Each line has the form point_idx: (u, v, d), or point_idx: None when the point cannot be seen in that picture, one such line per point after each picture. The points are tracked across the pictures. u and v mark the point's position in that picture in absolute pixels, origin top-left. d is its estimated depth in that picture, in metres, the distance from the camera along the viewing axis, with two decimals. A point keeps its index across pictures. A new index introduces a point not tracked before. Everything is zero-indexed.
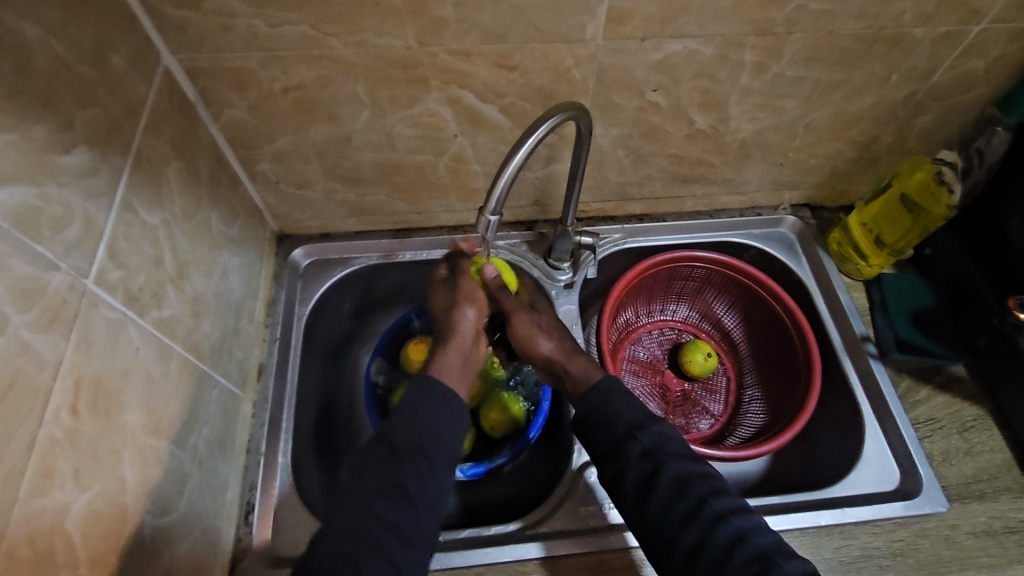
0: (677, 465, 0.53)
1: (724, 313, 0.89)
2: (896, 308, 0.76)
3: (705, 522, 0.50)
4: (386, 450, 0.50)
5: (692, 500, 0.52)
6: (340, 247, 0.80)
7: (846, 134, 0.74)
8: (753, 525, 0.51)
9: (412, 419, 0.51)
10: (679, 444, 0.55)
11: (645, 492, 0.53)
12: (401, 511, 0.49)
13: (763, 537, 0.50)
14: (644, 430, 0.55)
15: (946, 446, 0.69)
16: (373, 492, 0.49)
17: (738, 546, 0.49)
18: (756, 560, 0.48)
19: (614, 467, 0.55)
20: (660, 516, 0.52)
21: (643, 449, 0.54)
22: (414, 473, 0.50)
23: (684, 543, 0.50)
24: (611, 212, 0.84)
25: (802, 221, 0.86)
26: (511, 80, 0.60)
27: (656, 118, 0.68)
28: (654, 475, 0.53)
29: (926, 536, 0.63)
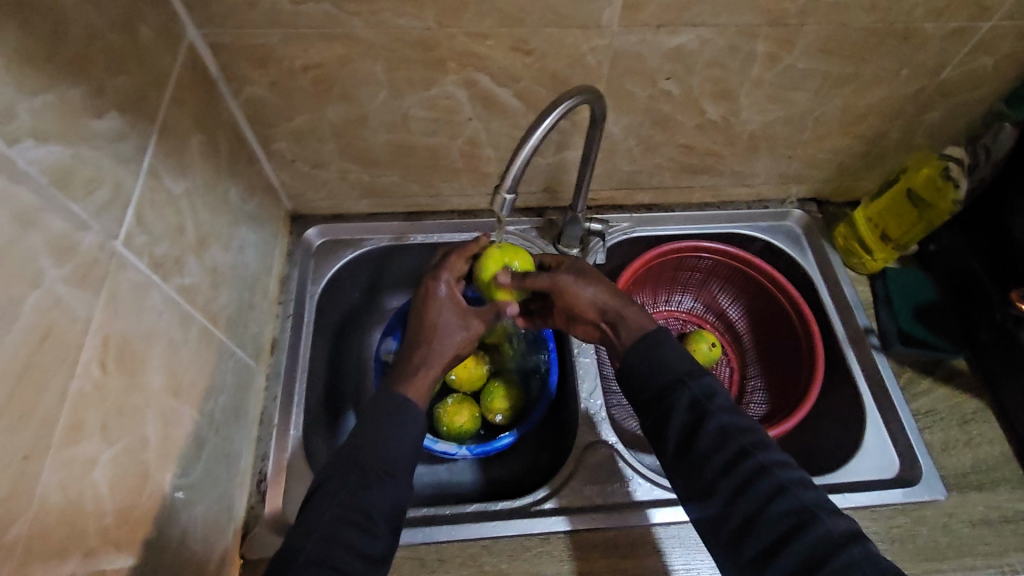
0: (722, 417, 0.53)
1: (728, 305, 0.90)
2: (900, 301, 0.78)
3: (746, 472, 0.50)
4: (352, 474, 0.49)
5: (734, 447, 0.52)
6: (353, 229, 0.81)
7: (855, 128, 0.75)
8: (795, 480, 0.50)
9: (375, 433, 0.52)
10: (725, 399, 0.55)
11: (689, 437, 0.54)
12: (368, 536, 0.47)
13: (807, 493, 0.49)
14: (694, 378, 0.56)
15: (946, 437, 0.70)
16: (340, 518, 0.47)
17: (777, 499, 0.49)
18: (796, 512, 0.48)
19: (658, 409, 0.56)
20: (701, 462, 0.52)
21: (690, 399, 0.55)
22: (384, 489, 0.50)
23: (723, 489, 0.51)
24: (620, 201, 0.86)
25: (809, 215, 0.87)
26: (527, 64, 0.61)
27: (667, 107, 0.69)
28: (700, 423, 0.53)
29: (924, 523, 0.64)
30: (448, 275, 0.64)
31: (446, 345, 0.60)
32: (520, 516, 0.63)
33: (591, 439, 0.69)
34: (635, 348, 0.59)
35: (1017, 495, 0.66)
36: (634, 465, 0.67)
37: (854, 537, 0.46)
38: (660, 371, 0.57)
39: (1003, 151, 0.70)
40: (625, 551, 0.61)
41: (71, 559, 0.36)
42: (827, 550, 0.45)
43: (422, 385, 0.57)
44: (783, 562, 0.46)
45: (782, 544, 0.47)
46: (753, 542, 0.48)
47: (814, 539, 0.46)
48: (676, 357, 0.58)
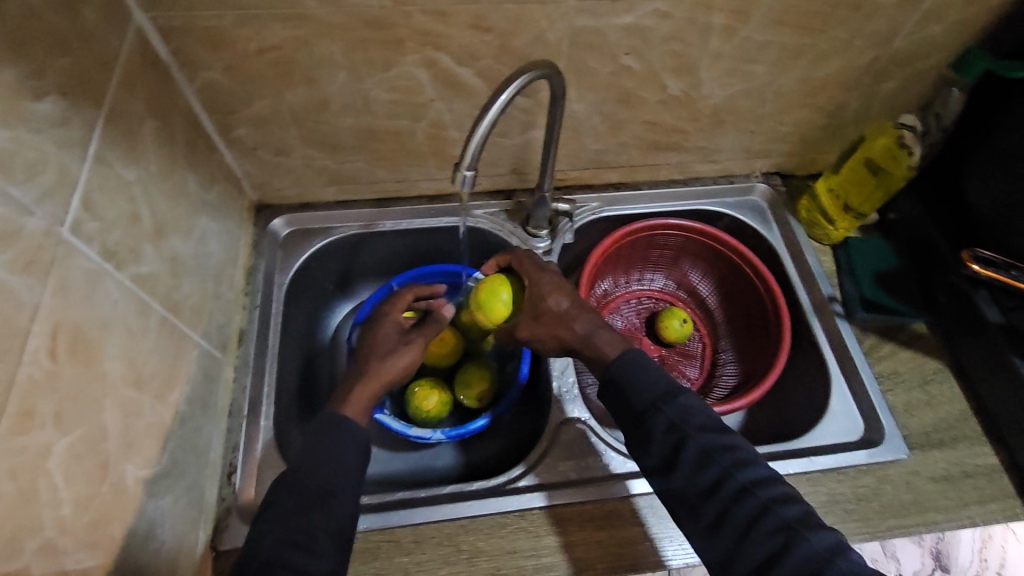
0: (701, 439, 0.54)
1: (699, 282, 0.92)
2: (861, 268, 0.79)
3: (729, 494, 0.51)
4: (293, 496, 0.50)
5: (716, 471, 0.52)
6: (320, 217, 0.81)
7: (813, 100, 0.76)
8: (779, 498, 0.51)
9: (318, 459, 0.52)
10: (702, 418, 0.55)
11: (670, 462, 0.54)
12: (314, 556, 0.47)
13: (788, 509, 0.50)
14: (668, 402, 0.56)
15: (908, 398, 0.72)
16: (283, 541, 0.47)
17: (761, 518, 0.50)
18: (782, 530, 0.49)
19: (639, 435, 0.56)
20: (685, 486, 0.53)
21: (667, 423, 0.55)
22: (326, 511, 0.49)
23: (709, 512, 0.52)
24: (589, 181, 0.86)
25: (773, 188, 0.88)
26: (486, 41, 0.61)
27: (629, 83, 0.69)
28: (679, 447, 0.54)
29: (888, 481, 0.66)
30: (396, 306, 0.69)
31: (391, 362, 0.62)
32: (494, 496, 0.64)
33: (563, 417, 0.70)
34: (613, 367, 0.60)
35: (975, 451, 0.68)
36: (606, 439, 0.68)
37: (837, 551, 0.47)
38: (638, 389, 0.58)
39: (951, 117, 0.73)
40: (599, 523, 0.62)
41: (25, 551, 0.35)
42: (815, 567, 0.46)
43: (360, 400, 0.59)
44: None
45: (772, 562, 0.48)
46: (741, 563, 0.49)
47: (799, 560, 0.47)
48: (653, 378, 0.58)
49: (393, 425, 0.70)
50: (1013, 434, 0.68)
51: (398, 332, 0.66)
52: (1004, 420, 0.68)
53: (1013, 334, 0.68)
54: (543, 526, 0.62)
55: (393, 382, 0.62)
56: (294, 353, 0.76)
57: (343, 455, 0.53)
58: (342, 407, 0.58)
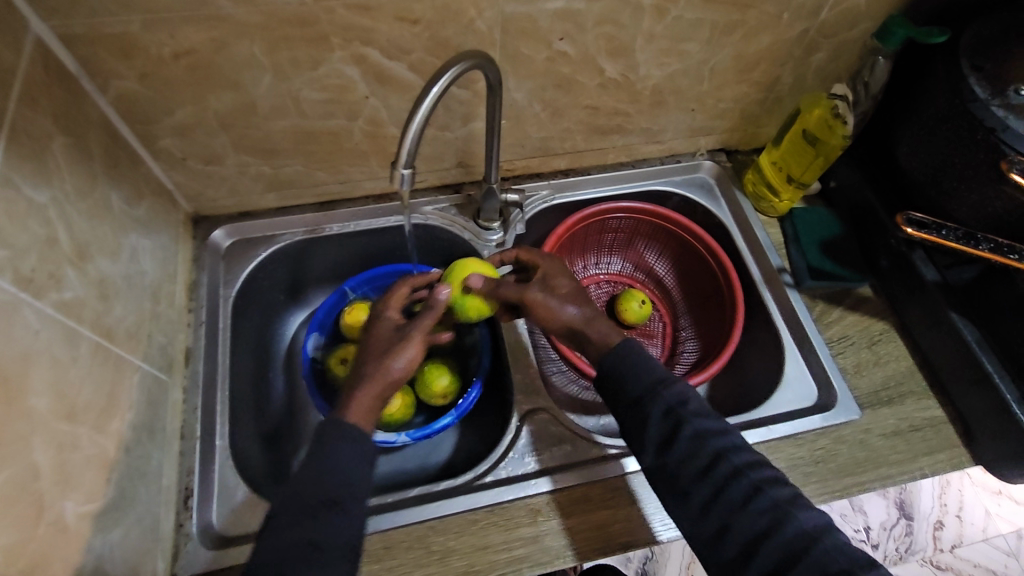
0: (697, 424, 0.55)
1: (655, 262, 0.92)
2: (807, 237, 0.81)
3: (723, 475, 0.53)
4: (296, 506, 0.48)
5: (708, 454, 0.54)
6: (262, 226, 0.78)
7: (749, 76, 0.77)
8: (769, 478, 0.53)
9: (323, 469, 0.50)
10: (697, 404, 0.57)
11: (665, 446, 0.55)
12: (322, 564, 0.46)
13: (779, 488, 0.52)
14: (666, 387, 0.57)
15: (857, 359, 0.74)
16: (289, 554, 0.46)
17: (754, 498, 0.51)
18: (769, 509, 0.51)
19: (635, 420, 0.57)
20: (682, 468, 0.54)
21: (666, 409, 0.56)
22: (331, 523, 0.48)
23: (700, 495, 0.53)
24: (537, 169, 0.85)
25: (718, 165, 0.90)
26: (415, 34, 0.59)
27: (566, 68, 0.68)
28: (676, 431, 0.55)
29: (843, 441, 0.68)
30: (394, 303, 0.64)
31: (393, 361, 0.58)
32: (463, 492, 0.63)
33: (527, 408, 0.70)
34: (608, 357, 0.60)
35: (922, 405, 0.71)
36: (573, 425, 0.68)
37: (827, 530, 0.50)
38: (640, 371, 0.58)
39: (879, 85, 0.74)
40: (569, 510, 0.62)
41: None
42: (806, 543, 0.49)
43: (365, 406, 0.55)
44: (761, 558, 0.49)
45: (760, 540, 0.50)
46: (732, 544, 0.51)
47: (787, 538, 0.49)
48: (648, 365, 0.59)
49: None
50: (955, 387, 0.70)
51: (397, 329, 0.61)
52: (948, 374, 0.71)
53: (951, 291, 0.71)
54: (512, 520, 0.62)
55: (395, 383, 0.58)
56: (246, 367, 0.73)
57: (361, 467, 0.52)
58: (347, 414, 0.54)
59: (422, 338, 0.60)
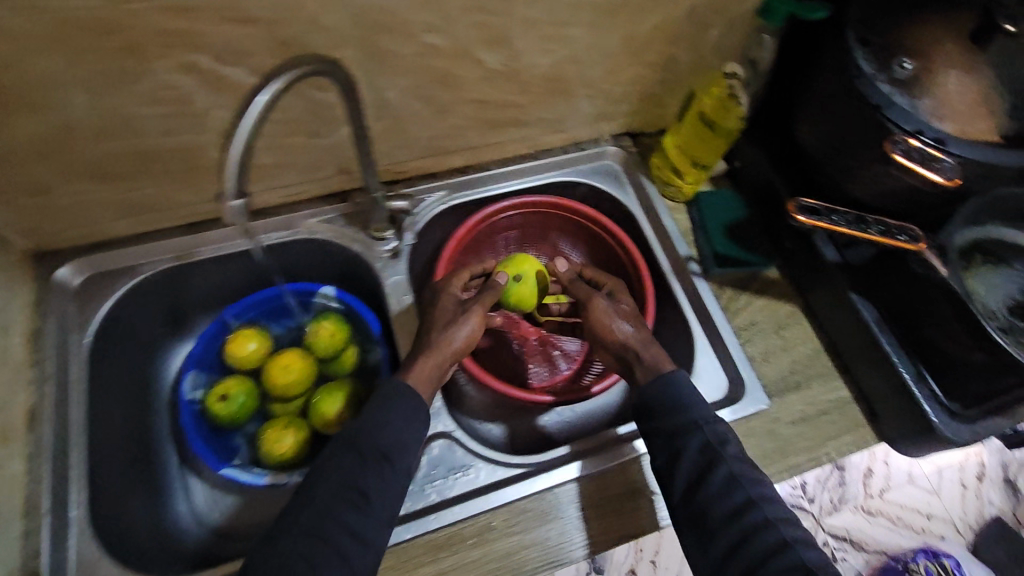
0: (733, 465, 0.56)
1: (570, 250, 0.87)
2: (713, 223, 0.79)
3: (751, 523, 0.53)
4: (348, 454, 0.53)
5: (742, 497, 0.54)
6: (120, 256, 0.69)
7: (643, 57, 0.72)
8: (800, 538, 0.53)
9: (379, 430, 0.55)
10: (736, 448, 0.58)
11: (698, 481, 0.56)
12: (362, 513, 0.51)
13: (809, 551, 0.51)
14: (709, 424, 0.58)
15: (765, 346, 0.74)
16: (335, 494, 0.51)
17: (781, 552, 0.51)
18: (795, 569, 0.50)
19: (671, 450, 0.58)
20: (710, 504, 0.55)
21: (704, 444, 0.57)
22: (380, 476, 0.53)
23: (725, 538, 0.53)
24: (432, 168, 0.79)
25: (624, 149, 0.86)
26: (250, 35, 0.51)
27: (441, 62, 0.62)
28: (710, 468, 0.56)
29: (752, 434, 0.68)
30: (458, 281, 0.71)
31: (451, 334, 0.64)
32: None
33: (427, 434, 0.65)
34: (657, 382, 0.61)
35: (828, 387, 0.72)
36: (478, 448, 0.65)
37: None
38: (686, 405, 0.60)
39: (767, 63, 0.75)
40: (472, 541, 0.59)
41: None
42: None
43: (426, 374, 0.61)
44: None
45: None
46: None
47: None
48: (693, 401, 0.60)
49: (242, 478, 0.66)
50: (857, 364, 0.71)
51: (456, 306, 0.68)
52: (852, 354, 0.71)
53: (851, 271, 0.71)
54: (410, 562, 0.58)
55: (449, 359, 0.64)
56: (116, 418, 0.67)
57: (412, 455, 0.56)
58: (407, 376, 0.61)
59: (478, 318, 0.66)
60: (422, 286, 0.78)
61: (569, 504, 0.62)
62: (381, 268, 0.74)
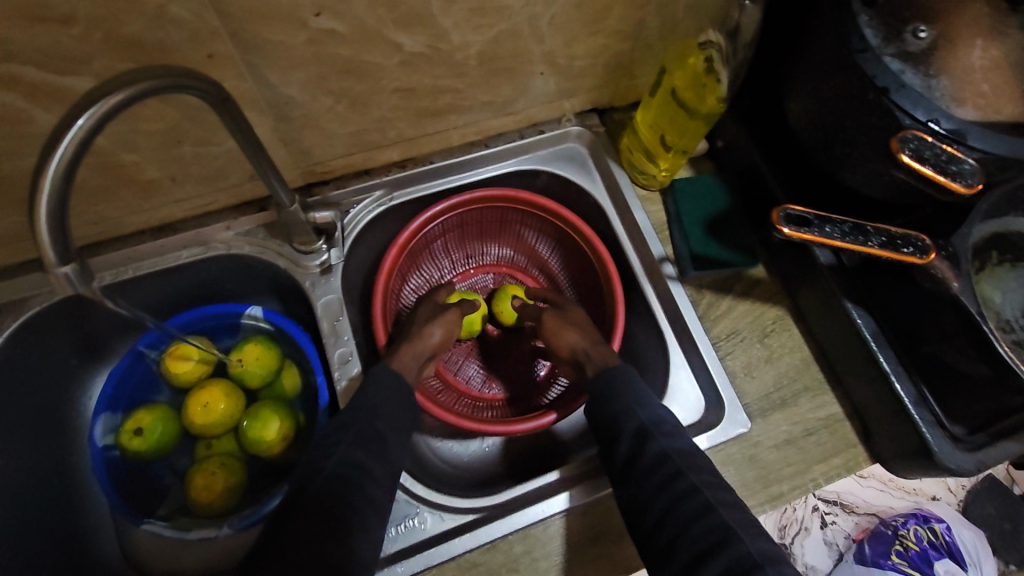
0: (666, 442, 0.52)
1: (535, 244, 0.78)
2: (690, 217, 0.69)
3: (678, 490, 0.49)
4: (353, 425, 0.52)
5: (672, 469, 0.50)
6: (11, 290, 0.60)
7: (602, 25, 0.60)
8: (727, 502, 0.48)
9: (378, 402, 0.55)
10: (672, 427, 0.54)
11: (633, 460, 0.52)
12: (372, 483, 0.50)
13: (733, 512, 0.47)
14: (644, 409, 0.55)
15: (748, 358, 0.65)
16: (343, 460, 0.50)
17: (702, 516, 0.47)
18: (717, 529, 0.45)
19: (609, 438, 0.55)
20: (643, 478, 0.51)
21: (637, 424, 0.53)
22: (383, 448, 0.52)
23: (657, 507, 0.49)
24: (364, 166, 0.68)
25: (590, 130, 0.74)
26: (78, 37, 0.41)
27: (344, 49, 0.50)
28: (643, 448, 0.52)
29: (729, 462, 0.61)
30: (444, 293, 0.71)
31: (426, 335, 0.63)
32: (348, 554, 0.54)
33: None
34: (601, 381, 0.58)
35: (817, 403, 0.64)
36: (419, 493, 0.58)
37: (772, 559, 0.44)
38: (615, 397, 0.56)
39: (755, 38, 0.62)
40: None
41: None
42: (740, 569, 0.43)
43: (409, 364, 0.60)
44: None
45: (698, 563, 0.45)
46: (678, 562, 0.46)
47: (726, 557, 0.44)
48: (631, 392, 0.56)
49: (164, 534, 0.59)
50: (849, 375, 0.63)
51: (428, 312, 0.67)
52: (844, 367, 0.63)
53: (844, 274, 0.61)
54: None
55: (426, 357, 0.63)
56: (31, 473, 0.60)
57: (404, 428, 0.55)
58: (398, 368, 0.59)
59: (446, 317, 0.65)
60: (363, 302, 0.69)
61: (522, 554, 0.56)
62: (312, 286, 0.65)
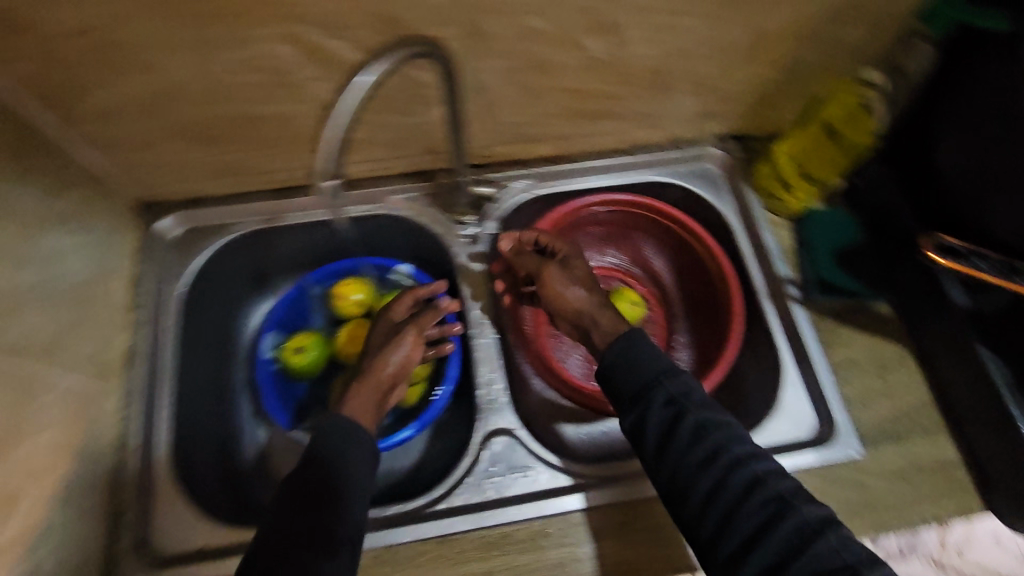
0: (700, 413, 0.52)
1: (652, 255, 0.82)
2: (821, 244, 0.71)
3: (725, 465, 0.50)
4: (296, 494, 0.48)
5: (711, 444, 0.51)
6: (216, 213, 0.71)
7: (764, 55, 0.66)
8: (770, 469, 0.50)
9: (331, 460, 0.50)
10: (702, 394, 0.54)
11: (667, 437, 0.52)
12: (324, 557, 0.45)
13: (781, 481, 0.49)
14: (671, 377, 0.54)
15: (864, 388, 0.66)
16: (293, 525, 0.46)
17: (754, 489, 0.48)
18: (772, 500, 0.47)
19: (636, 411, 0.54)
20: (681, 457, 0.51)
21: (667, 394, 0.53)
22: (342, 510, 0.48)
23: (702, 485, 0.50)
24: (519, 155, 0.76)
25: (729, 154, 0.79)
26: (353, 9, 0.51)
27: (541, 47, 0.58)
28: (677, 421, 0.52)
29: (836, 482, 0.61)
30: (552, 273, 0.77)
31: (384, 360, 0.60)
32: (415, 521, 0.59)
33: (489, 428, 0.64)
34: (612, 351, 0.57)
35: (936, 445, 0.63)
36: (536, 450, 0.63)
37: (829, 522, 0.46)
38: (639, 363, 0.55)
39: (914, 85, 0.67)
40: (522, 546, 0.57)
41: None
42: (806, 538, 0.45)
43: (365, 405, 0.57)
44: (763, 550, 0.46)
45: (760, 534, 0.46)
46: (733, 539, 0.47)
47: (790, 530, 0.46)
48: (654, 354, 0.56)
49: None
50: (971, 423, 0.62)
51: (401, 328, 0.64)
52: (968, 413, 0.62)
53: (980, 317, 0.64)
54: (463, 554, 0.57)
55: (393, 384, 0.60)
56: (207, 378, 0.69)
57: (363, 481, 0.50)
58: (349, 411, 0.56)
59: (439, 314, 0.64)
60: None
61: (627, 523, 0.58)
62: (458, 253, 0.73)
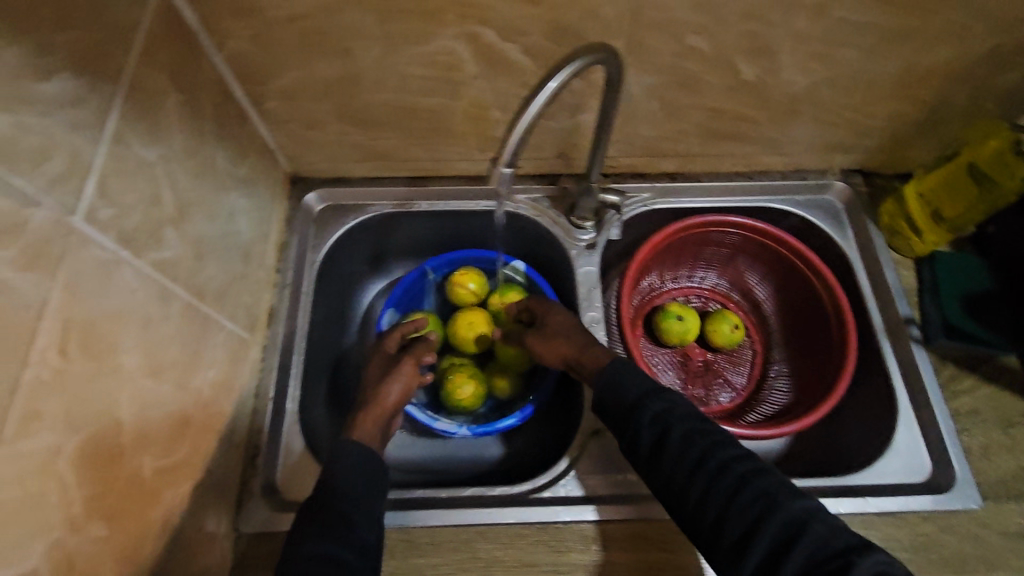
0: (683, 424, 0.52)
1: (756, 284, 0.83)
2: (947, 289, 0.70)
3: (711, 470, 0.49)
4: (316, 515, 0.48)
5: (697, 452, 0.50)
6: (355, 194, 0.76)
7: (912, 93, 0.66)
8: (754, 468, 0.49)
9: (342, 474, 0.51)
10: (686, 408, 0.54)
11: (659, 450, 0.52)
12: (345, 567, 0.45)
13: (763, 477, 0.48)
14: (656, 395, 0.55)
15: (986, 440, 0.64)
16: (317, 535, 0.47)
17: (741, 488, 0.48)
18: (759, 496, 0.47)
19: (626, 426, 0.54)
20: (673, 468, 0.51)
21: (652, 414, 0.53)
22: (361, 515, 0.49)
23: (695, 488, 0.49)
24: (642, 169, 0.78)
25: (852, 188, 0.78)
26: (535, 17, 0.55)
27: (695, 65, 0.61)
28: (666, 436, 0.52)
29: (952, 532, 0.59)
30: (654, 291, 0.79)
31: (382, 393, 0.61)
32: (518, 505, 0.61)
33: (593, 426, 0.66)
34: (602, 377, 0.57)
35: None
36: None
37: (814, 512, 0.46)
38: (629, 382, 0.56)
39: None
40: (625, 544, 0.58)
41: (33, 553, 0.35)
42: (797, 528, 0.45)
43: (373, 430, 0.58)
44: (761, 542, 0.45)
45: (754, 531, 0.46)
46: (729, 538, 0.46)
47: (783, 519, 0.45)
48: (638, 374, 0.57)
49: (419, 417, 0.69)
50: None
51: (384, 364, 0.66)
52: None
53: None
54: (566, 543, 0.58)
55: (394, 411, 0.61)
56: (328, 345, 0.74)
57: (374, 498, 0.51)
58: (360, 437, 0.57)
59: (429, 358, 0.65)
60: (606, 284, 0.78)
61: None
62: (576, 256, 0.75)
